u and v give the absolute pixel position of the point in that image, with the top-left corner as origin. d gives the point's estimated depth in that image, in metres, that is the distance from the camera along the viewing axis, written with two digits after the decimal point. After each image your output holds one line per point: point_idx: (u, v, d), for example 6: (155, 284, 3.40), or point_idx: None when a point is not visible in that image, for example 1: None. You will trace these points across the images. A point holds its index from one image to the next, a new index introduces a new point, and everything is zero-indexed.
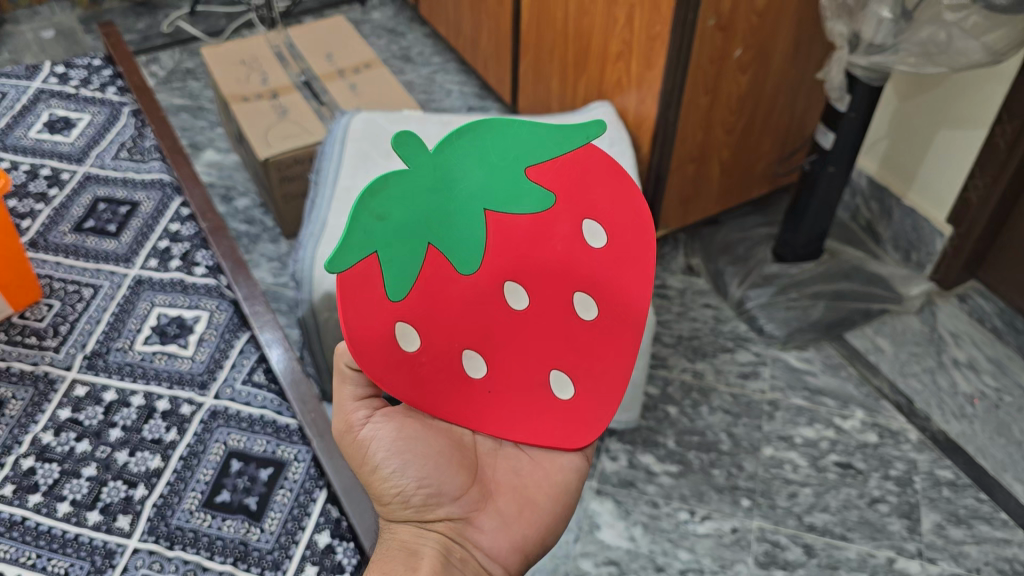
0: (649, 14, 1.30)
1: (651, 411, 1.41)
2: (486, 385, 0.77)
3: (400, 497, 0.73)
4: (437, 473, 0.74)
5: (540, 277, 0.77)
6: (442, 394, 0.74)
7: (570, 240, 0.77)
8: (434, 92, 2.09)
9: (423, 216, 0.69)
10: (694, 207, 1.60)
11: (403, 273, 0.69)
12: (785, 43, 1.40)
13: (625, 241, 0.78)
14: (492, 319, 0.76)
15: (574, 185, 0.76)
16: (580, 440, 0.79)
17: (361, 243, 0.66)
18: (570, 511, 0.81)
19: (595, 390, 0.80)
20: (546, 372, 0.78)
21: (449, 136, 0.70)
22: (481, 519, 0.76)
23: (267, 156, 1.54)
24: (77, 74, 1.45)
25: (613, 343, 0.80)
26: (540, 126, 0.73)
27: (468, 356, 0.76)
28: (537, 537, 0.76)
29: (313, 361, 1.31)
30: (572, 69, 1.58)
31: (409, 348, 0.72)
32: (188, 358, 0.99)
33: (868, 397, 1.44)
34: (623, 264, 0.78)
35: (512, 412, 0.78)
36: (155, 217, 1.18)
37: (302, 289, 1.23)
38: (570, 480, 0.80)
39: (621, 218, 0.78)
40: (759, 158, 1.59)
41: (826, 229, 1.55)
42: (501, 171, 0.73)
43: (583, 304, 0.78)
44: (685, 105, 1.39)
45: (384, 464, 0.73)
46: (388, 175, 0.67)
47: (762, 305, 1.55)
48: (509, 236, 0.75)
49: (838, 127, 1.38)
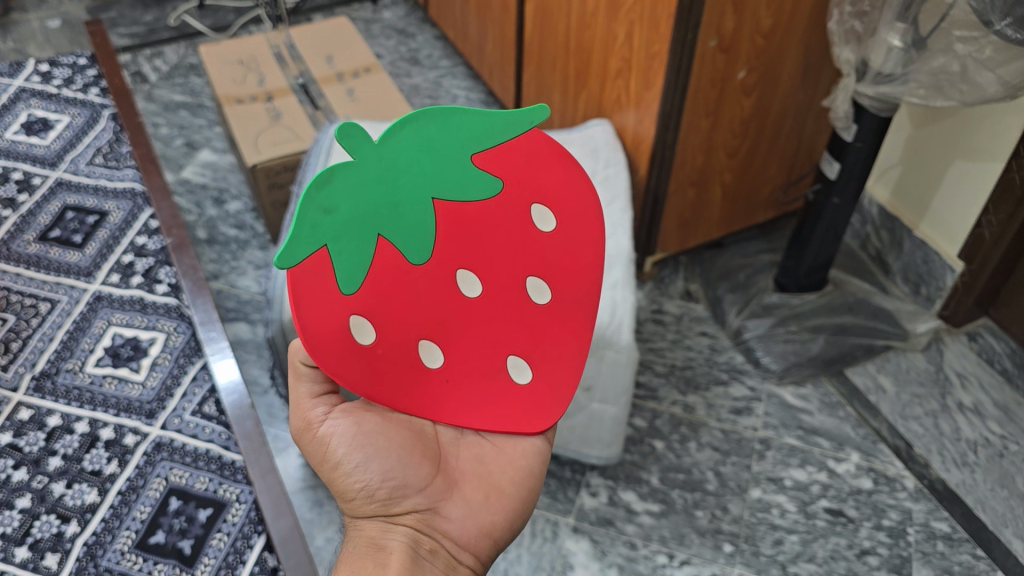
0: (649, 31, 1.24)
1: (636, 445, 1.36)
2: (444, 374, 0.80)
3: (364, 492, 0.74)
4: (400, 466, 0.75)
5: (491, 264, 0.81)
6: (398, 384, 0.77)
7: (522, 223, 0.82)
8: (440, 97, 2.03)
9: (370, 207, 0.71)
10: (694, 231, 1.53)
11: (353, 264, 0.71)
12: (793, 63, 1.33)
13: (573, 225, 0.84)
14: (447, 308, 0.79)
15: (518, 171, 0.82)
16: (540, 424, 0.81)
17: (309, 238, 0.67)
18: (537, 496, 0.81)
19: (550, 372, 0.83)
20: (501, 357, 0.82)
21: (391, 127, 0.72)
22: (448, 508, 0.76)
23: (255, 162, 1.50)
24: (60, 73, 1.41)
25: (567, 325, 0.84)
26: (478, 115, 0.77)
27: (424, 346, 0.79)
28: (506, 522, 0.77)
29: (284, 383, 1.25)
30: (574, 83, 1.52)
31: (365, 342, 0.75)
32: (138, 384, 0.96)
33: (865, 440, 1.37)
34: (571, 246, 0.84)
35: (468, 396, 0.80)
36: (122, 229, 1.15)
37: (272, 309, 1.18)
38: (535, 463, 0.81)
39: (567, 202, 0.84)
40: (765, 181, 1.52)
41: (832, 257, 1.47)
42: (446, 161, 0.76)
43: (536, 287, 0.83)
44: (683, 128, 1.33)
45: (346, 459, 0.74)
46: (333, 168, 0.68)
47: (760, 336, 1.48)
48: (459, 222, 0.79)
49: (843, 158, 1.30)
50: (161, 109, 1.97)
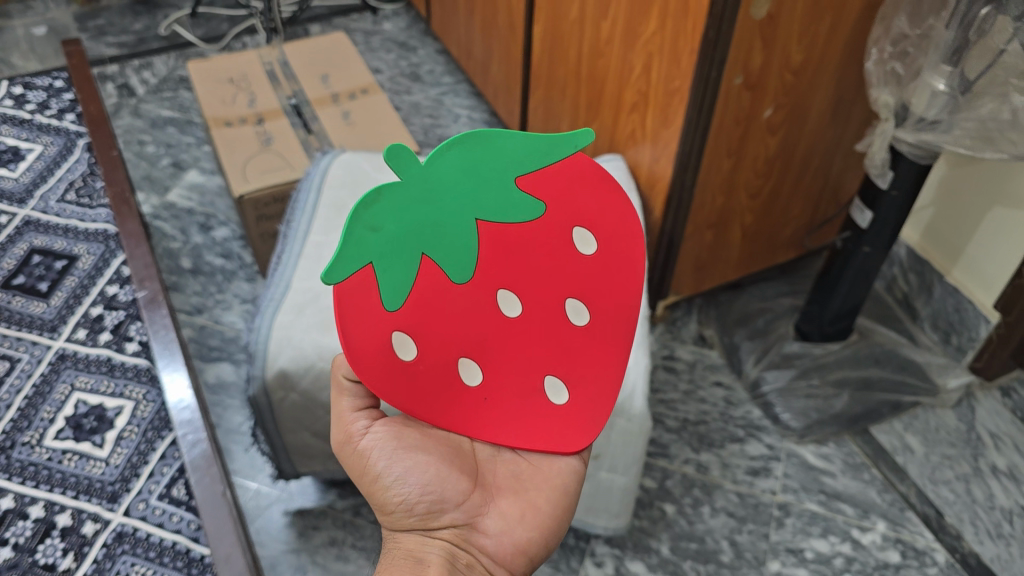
0: (669, 64, 1.14)
1: (646, 509, 1.26)
2: (482, 393, 0.78)
3: (403, 506, 0.72)
4: (440, 479, 0.73)
5: (533, 284, 0.79)
6: (438, 402, 0.75)
7: (563, 246, 0.80)
8: (442, 116, 1.93)
9: (417, 228, 0.70)
10: (710, 274, 1.42)
11: (398, 282, 0.69)
12: (824, 99, 1.23)
13: (613, 248, 0.82)
14: (487, 328, 0.78)
15: (561, 193, 0.80)
16: (576, 445, 0.79)
17: (355, 255, 0.66)
18: (570, 516, 0.79)
19: (587, 394, 0.80)
20: (539, 377, 0.79)
21: (437, 148, 0.71)
22: (485, 522, 0.74)
23: (242, 193, 1.40)
24: (34, 97, 1.31)
25: (605, 346, 0.82)
26: (525, 138, 0.75)
27: (463, 364, 0.77)
28: (542, 540, 0.75)
29: (266, 443, 1.16)
30: (584, 111, 1.42)
31: (406, 358, 0.74)
32: (100, 462, 0.86)
33: (892, 507, 1.27)
34: (611, 269, 0.82)
35: (506, 416, 0.78)
36: (92, 276, 1.04)
37: (254, 364, 1.07)
38: (571, 482, 0.78)
39: (608, 226, 0.82)
40: (787, 223, 1.42)
41: (860, 305, 1.36)
42: (490, 183, 0.74)
43: (575, 309, 0.81)
44: (703, 170, 1.22)
45: (386, 472, 0.72)
46: (381, 188, 0.67)
47: (780, 390, 1.38)
48: (502, 244, 0.77)
49: (876, 207, 1.19)
50: (148, 126, 1.87)
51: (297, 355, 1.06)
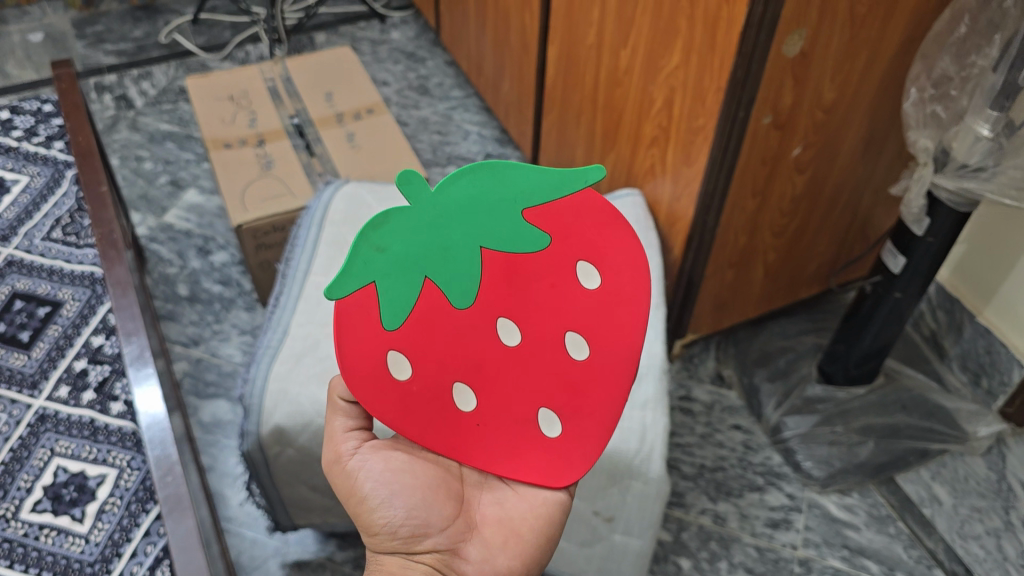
0: (693, 102, 1.07)
1: (660, 564, 1.20)
2: (476, 419, 0.76)
3: (387, 529, 0.74)
4: (425, 504, 0.74)
5: (533, 313, 0.78)
6: (430, 425, 0.74)
7: (565, 279, 0.78)
8: (451, 132, 1.86)
9: (422, 252, 0.70)
10: (729, 311, 1.36)
11: (398, 302, 0.69)
12: (856, 135, 1.16)
13: (619, 286, 0.79)
14: (483, 355, 0.76)
15: (569, 228, 0.78)
16: (563, 479, 0.77)
17: (360, 272, 0.67)
18: (553, 545, 0.79)
19: (582, 429, 0.78)
20: (532, 406, 0.77)
21: (450, 176, 0.71)
22: (467, 548, 0.76)
23: (239, 222, 1.33)
24: (21, 122, 1.25)
25: (603, 382, 0.78)
26: (537, 171, 0.74)
27: (458, 389, 0.76)
28: (521, 569, 0.76)
29: (262, 498, 1.10)
30: (600, 141, 1.35)
31: (401, 377, 0.73)
32: (80, 538, 0.80)
33: (919, 564, 1.21)
34: (617, 304, 0.79)
35: (498, 445, 0.76)
36: (76, 325, 0.98)
37: (248, 420, 1.01)
38: (554, 515, 0.78)
39: (615, 263, 0.80)
40: (813, 260, 1.35)
41: (891, 345, 1.28)
42: (498, 214, 0.73)
43: (574, 342, 0.78)
44: (728, 210, 1.15)
45: (373, 494, 0.74)
46: (390, 212, 0.68)
47: (802, 436, 1.32)
48: (505, 274, 0.77)
49: (910, 253, 1.12)
50: (146, 140, 1.80)
51: (295, 411, 1.00)
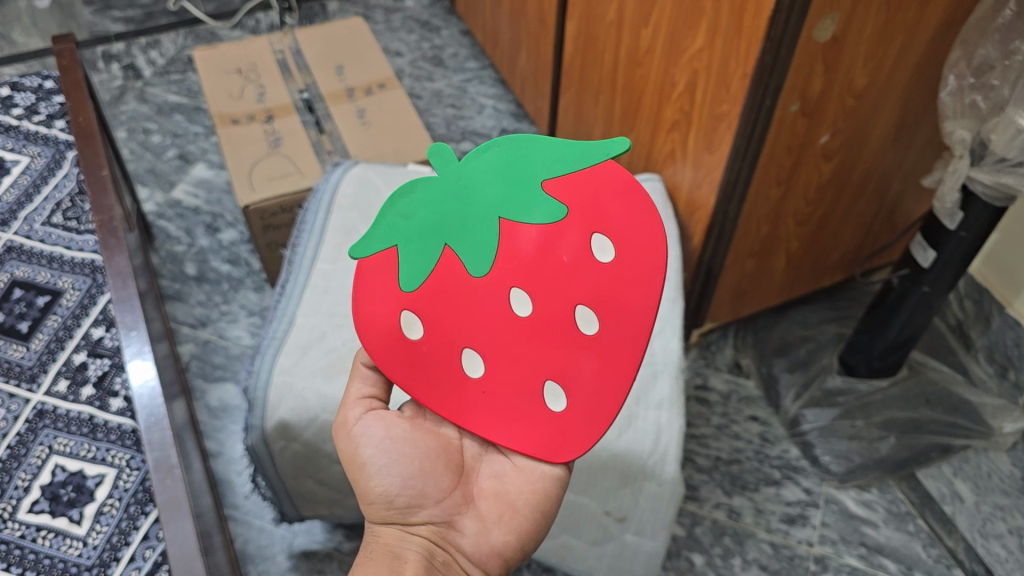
0: (717, 87, 1.03)
1: (672, 560, 1.18)
2: (482, 386, 0.74)
3: (383, 498, 0.72)
4: (422, 475, 0.73)
5: (547, 283, 0.73)
6: (436, 389, 0.74)
7: (580, 253, 0.73)
8: (465, 106, 1.81)
9: (441, 221, 0.72)
10: (749, 299, 1.31)
11: (415, 268, 0.72)
12: (888, 119, 1.10)
13: (637, 260, 0.73)
14: (492, 323, 0.74)
15: (590, 199, 0.74)
16: (564, 457, 0.73)
17: (384, 236, 0.72)
18: (551, 520, 0.77)
19: (588, 408, 0.73)
20: (536, 378, 0.74)
21: (478, 148, 0.75)
22: (463, 521, 0.74)
23: (246, 203, 1.29)
24: (21, 99, 1.21)
25: (611, 360, 0.73)
26: (566, 143, 0.75)
27: (467, 355, 0.74)
28: (517, 544, 0.74)
29: (267, 489, 1.08)
30: (619, 123, 1.31)
31: (412, 336, 0.74)
32: (78, 541, 0.78)
33: (938, 563, 1.18)
34: (634, 280, 0.72)
35: (502, 415, 0.74)
36: (76, 316, 0.96)
37: (252, 414, 0.98)
38: (553, 490, 0.75)
39: (635, 238, 0.73)
40: (837, 248, 1.30)
41: (916, 338, 1.24)
42: (516, 184, 0.73)
43: (585, 316, 0.73)
44: (751, 198, 1.11)
45: (370, 461, 0.73)
46: (419, 182, 0.73)
47: (821, 430, 1.28)
48: (518, 244, 0.73)
49: (941, 246, 1.08)
50: (154, 112, 1.77)
51: (299, 406, 0.98)
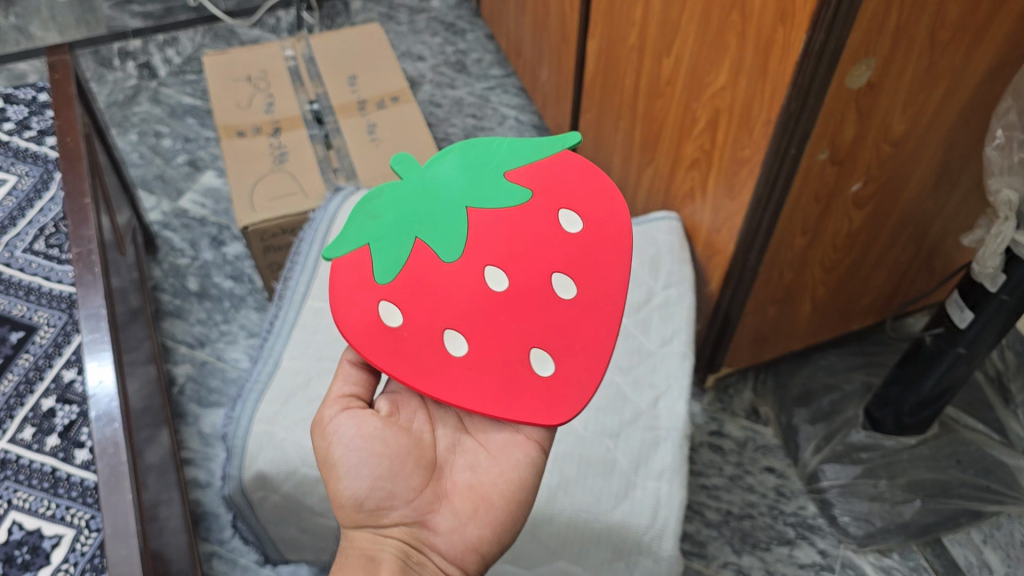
0: (739, 130, 0.94)
1: None
2: (467, 364, 0.68)
3: (353, 500, 0.66)
4: (393, 474, 0.66)
5: (522, 259, 0.71)
6: (420, 369, 0.66)
7: (546, 226, 0.72)
8: (486, 116, 1.74)
9: (411, 214, 0.70)
10: (771, 345, 1.23)
11: (393, 257, 0.68)
12: (927, 167, 1.01)
13: (600, 228, 0.73)
14: (471, 302, 0.69)
15: (549, 181, 0.74)
16: (558, 416, 0.67)
17: (356, 236, 0.69)
18: (529, 507, 0.71)
19: (576, 364, 0.69)
20: (522, 346, 0.69)
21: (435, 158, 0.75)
22: (437, 518, 0.68)
23: (247, 225, 1.23)
24: (14, 113, 1.17)
25: (590, 322, 0.71)
26: (517, 142, 0.77)
27: (449, 335, 0.68)
28: (495, 538, 0.68)
29: (246, 532, 1.02)
30: (638, 152, 1.23)
31: (392, 323, 0.67)
32: None
33: None
34: (603, 246, 0.73)
35: (488, 387, 0.67)
36: (49, 355, 0.92)
37: (229, 463, 0.93)
38: (526, 477, 0.70)
39: (596, 210, 0.74)
40: (868, 293, 1.21)
41: (950, 396, 1.15)
42: (478, 178, 0.73)
43: (561, 283, 0.71)
44: (773, 247, 1.02)
45: (340, 462, 0.66)
46: (380, 189, 0.72)
47: (842, 489, 1.21)
48: (490, 227, 0.71)
49: (980, 308, 0.99)
50: (167, 114, 1.72)
51: (278, 457, 0.93)
